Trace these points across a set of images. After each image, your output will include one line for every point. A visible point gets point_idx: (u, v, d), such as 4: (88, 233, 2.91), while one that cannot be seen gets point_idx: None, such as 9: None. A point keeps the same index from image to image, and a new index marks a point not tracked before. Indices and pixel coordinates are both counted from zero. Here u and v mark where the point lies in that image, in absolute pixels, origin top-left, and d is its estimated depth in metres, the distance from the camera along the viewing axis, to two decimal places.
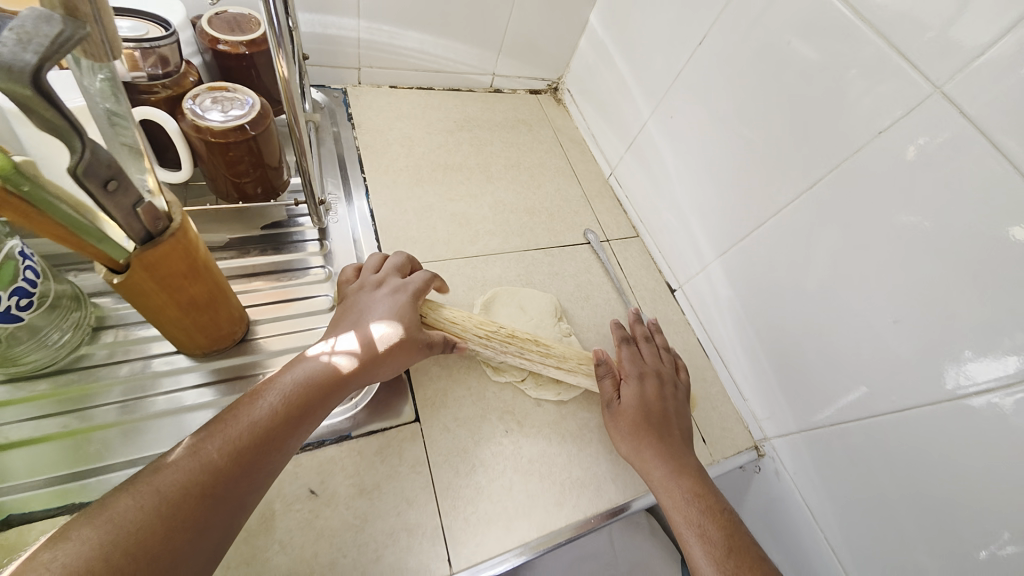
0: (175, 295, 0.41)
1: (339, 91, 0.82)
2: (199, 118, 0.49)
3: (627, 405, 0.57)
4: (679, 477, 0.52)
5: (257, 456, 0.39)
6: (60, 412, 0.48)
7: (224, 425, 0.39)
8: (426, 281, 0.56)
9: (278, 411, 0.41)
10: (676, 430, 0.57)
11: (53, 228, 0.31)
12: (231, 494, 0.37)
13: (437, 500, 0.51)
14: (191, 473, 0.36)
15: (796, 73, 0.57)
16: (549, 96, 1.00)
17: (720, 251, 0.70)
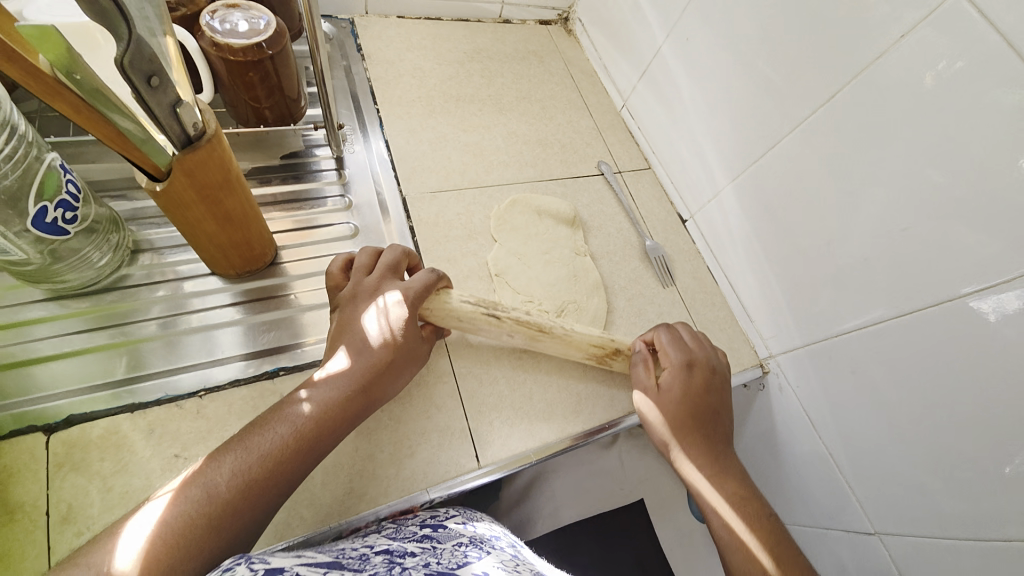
0: (212, 208, 0.43)
1: (346, 21, 0.80)
2: (217, 34, 0.49)
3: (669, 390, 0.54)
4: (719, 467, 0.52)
5: (296, 463, 0.41)
6: (101, 326, 0.51)
7: (258, 437, 0.40)
8: (431, 284, 0.51)
9: (304, 425, 0.42)
10: (721, 425, 0.55)
11: (103, 127, 0.33)
12: (277, 498, 0.39)
13: (463, 404, 0.55)
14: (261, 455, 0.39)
15: None
16: (559, 26, 0.97)
17: (731, 178, 0.70)
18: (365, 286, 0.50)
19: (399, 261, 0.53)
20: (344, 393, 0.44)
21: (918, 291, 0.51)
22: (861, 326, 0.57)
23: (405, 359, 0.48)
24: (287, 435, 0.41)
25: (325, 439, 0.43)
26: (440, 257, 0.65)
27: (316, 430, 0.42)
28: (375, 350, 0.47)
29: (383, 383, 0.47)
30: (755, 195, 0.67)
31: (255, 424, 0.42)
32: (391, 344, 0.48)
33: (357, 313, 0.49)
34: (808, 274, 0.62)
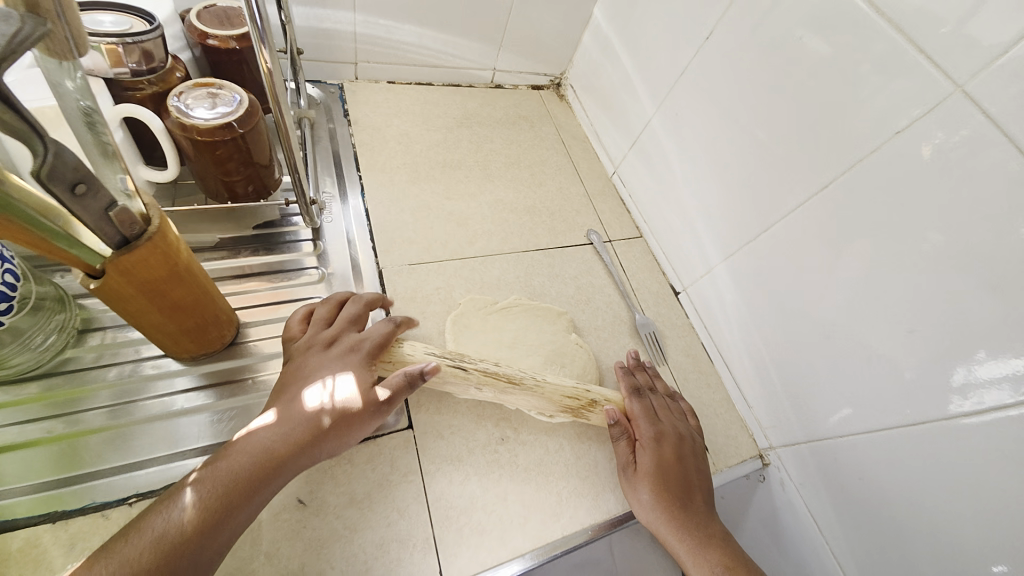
0: (156, 301, 0.40)
1: (336, 87, 0.80)
2: (185, 115, 0.47)
3: (644, 467, 0.53)
4: (709, 550, 0.48)
5: (223, 519, 0.37)
6: (45, 415, 0.47)
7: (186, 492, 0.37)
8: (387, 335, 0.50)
9: (238, 474, 0.38)
10: (699, 500, 0.52)
11: (21, 235, 0.30)
12: (197, 563, 0.35)
13: (428, 509, 0.49)
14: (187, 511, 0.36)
15: (807, 70, 0.53)
16: (552, 92, 0.97)
17: (724, 254, 0.67)
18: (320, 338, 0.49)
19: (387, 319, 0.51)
20: (289, 434, 0.41)
21: (927, 399, 0.46)
22: (867, 430, 0.52)
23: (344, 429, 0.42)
24: (221, 482, 0.38)
25: (260, 490, 0.39)
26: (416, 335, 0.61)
27: (250, 479, 0.38)
28: (308, 420, 0.42)
29: (337, 428, 0.42)
30: (750, 271, 0.64)
31: (185, 481, 0.38)
32: (331, 407, 0.43)
33: (303, 368, 0.46)
34: (807, 363, 0.58)
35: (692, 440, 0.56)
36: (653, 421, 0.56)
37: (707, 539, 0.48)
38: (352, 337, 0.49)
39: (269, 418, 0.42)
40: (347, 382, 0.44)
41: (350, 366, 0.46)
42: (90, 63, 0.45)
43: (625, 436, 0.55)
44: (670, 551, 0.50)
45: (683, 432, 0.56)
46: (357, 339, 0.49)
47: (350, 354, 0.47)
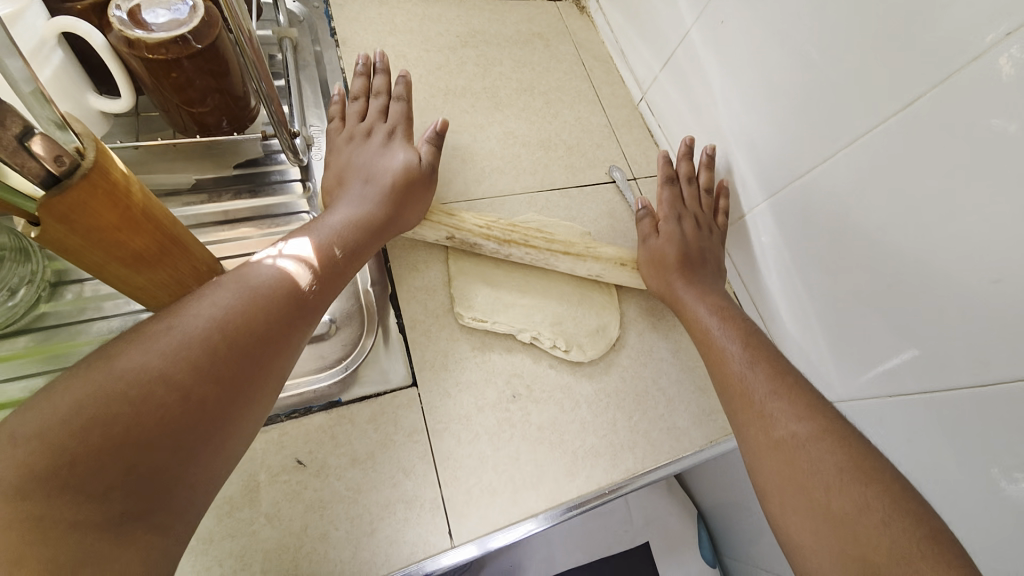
0: (112, 249, 0.35)
1: (319, 1, 0.69)
2: (126, 29, 0.40)
3: (667, 240, 0.58)
4: (717, 313, 0.52)
5: (232, 351, 0.33)
6: (44, 369, 0.44)
7: (184, 317, 0.33)
8: (407, 113, 0.58)
9: (246, 298, 0.35)
10: (710, 268, 0.58)
11: None
12: (224, 381, 0.32)
13: (435, 469, 0.47)
14: (187, 341, 0.32)
15: None
16: (570, 3, 0.84)
17: (768, 192, 0.59)
18: (362, 128, 0.56)
19: (403, 100, 0.58)
20: (304, 262, 0.40)
21: (1003, 360, 0.40)
22: (924, 391, 0.46)
23: (408, 196, 0.51)
24: (230, 309, 0.34)
25: (277, 313, 0.36)
26: (418, 286, 0.56)
27: (266, 305, 0.36)
28: (365, 197, 0.49)
29: (346, 254, 0.43)
30: (796, 212, 0.56)
31: (176, 304, 0.34)
32: (393, 176, 0.51)
33: (355, 144, 0.55)
34: (856, 316, 0.51)
35: (709, 227, 0.61)
36: (677, 205, 0.61)
37: (723, 310, 0.52)
38: (386, 126, 0.56)
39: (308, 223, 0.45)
40: (301, 243, 0.41)
41: (393, 142, 0.55)
42: None
43: (648, 215, 0.61)
44: (673, 305, 0.56)
45: (701, 217, 0.61)
46: (394, 106, 0.57)
47: (389, 141, 0.55)
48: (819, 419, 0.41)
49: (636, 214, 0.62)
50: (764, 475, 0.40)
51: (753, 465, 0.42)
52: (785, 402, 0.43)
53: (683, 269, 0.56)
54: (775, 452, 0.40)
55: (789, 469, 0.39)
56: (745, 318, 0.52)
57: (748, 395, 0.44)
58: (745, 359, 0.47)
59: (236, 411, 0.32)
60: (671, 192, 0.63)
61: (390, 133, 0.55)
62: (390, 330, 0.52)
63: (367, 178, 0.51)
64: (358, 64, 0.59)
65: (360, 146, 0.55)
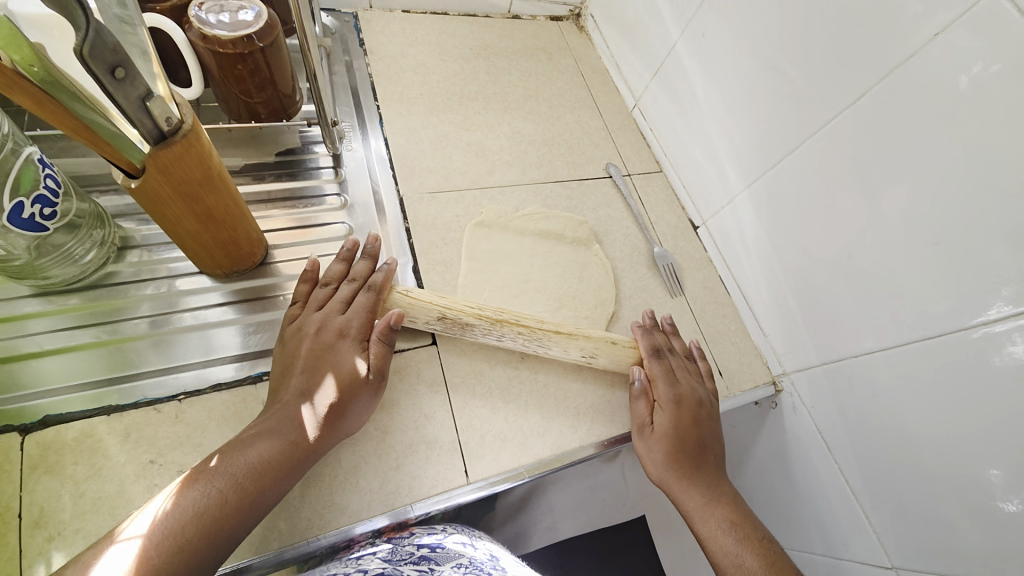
0: (191, 205, 0.41)
1: (350, 16, 0.78)
2: (205, 27, 0.48)
3: (664, 429, 0.53)
4: (717, 508, 0.50)
5: (250, 509, 0.39)
6: (93, 323, 0.50)
7: (221, 466, 0.39)
8: (373, 304, 0.51)
9: (255, 470, 0.40)
10: (709, 461, 0.53)
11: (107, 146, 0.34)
12: (232, 536, 0.38)
13: (453, 417, 0.52)
14: (218, 492, 0.38)
15: None
16: (570, 23, 0.93)
17: (746, 181, 0.66)
18: (315, 322, 0.49)
19: (373, 290, 0.51)
20: (297, 438, 0.42)
21: (948, 311, 0.46)
22: (884, 346, 0.52)
23: (355, 403, 0.45)
24: (244, 472, 0.39)
25: (280, 483, 0.41)
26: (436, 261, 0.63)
27: (274, 468, 0.40)
28: (312, 415, 0.44)
29: (334, 426, 0.44)
30: (771, 198, 0.63)
31: (214, 456, 0.40)
32: (337, 414, 0.44)
33: (307, 348, 0.47)
34: (825, 287, 0.58)
35: (708, 407, 0.55)
36: (671, 384, 0.55)
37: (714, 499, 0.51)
38: (340, 323, 0.49)
39: (273, 409, 0.44)
40: (323, 387, 0.45)
41: (343, 350, 0.48)
42: None
43: (640, 399, 0.55)
44: (667, 488, 0.53)
45: (699, 399, 0.55)
46: (355, 298, 0.51)
47: (344, 341, 0.48)
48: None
49: (630, 389, 0.56)
50: None
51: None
52: None
53: (687, 470, 0.52)
54: None
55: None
56: (757, 528, 0.50)
57: (740, 563, 0.48)
58: (727, 547, 0.48)
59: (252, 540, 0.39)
60: (665, 372, 0.56)
61: (342, 333, 0.48)
62: None
63: (310, 391, 0.45)
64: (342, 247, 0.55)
65: (314, 333, 0.48)
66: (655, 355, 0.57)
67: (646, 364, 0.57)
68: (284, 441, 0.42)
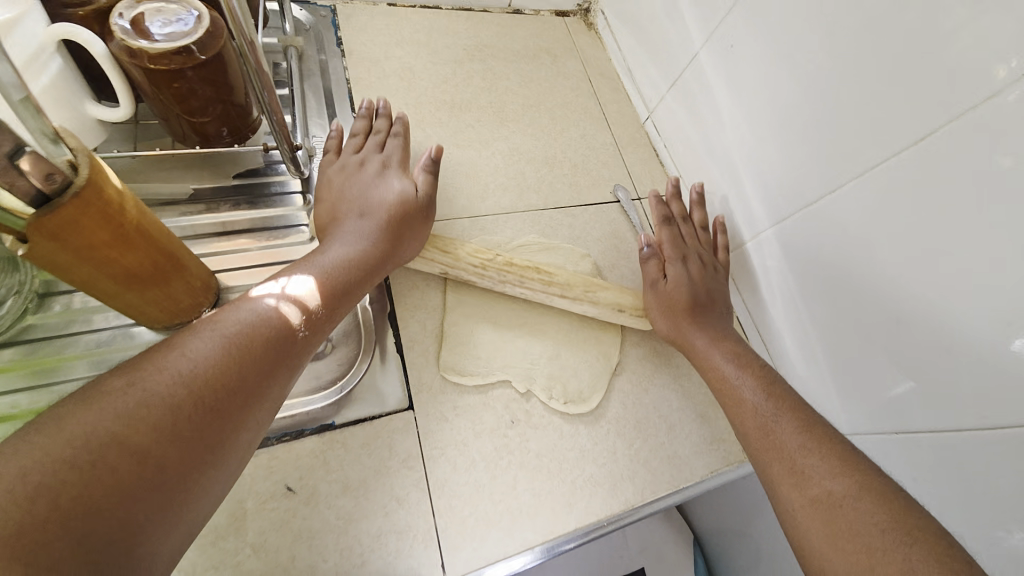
0: (103, 267, 0.34)
1: (326, 9, 0.69)
2: (130, 37, 0.39)
3: (677, 285, 0.56)
4: (779, 416, 0.44)
5: (209, 401, 0.30)
6: (15, 389, 0.42)
7: (138, 379, 0.29)
8: (404, 150, 0.58)
9: (212, 365, 0.31)
10: (717, 310, 0.56)
11: None
12: (209, 413, 0.30)
13: (430, 498, 0.45)
14: (150, 396, 0.28)
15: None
16: (578, 19, 0.83)
17: (774, 219, 0.58)
18: (353, 160, 0.55)
19: (399, 136, 0.57)
20: (291, 297, 0.38)
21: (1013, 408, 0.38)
22: (931, 431, 0.45)
23: (406, 231, 0.50)
24: (217, 348, 0.32)
25: (263, 355, 0.34)
26: (418, 305, 0.55)
27: (257, 344, 0.34)
28: (363, 230, 0.48)
29: (337, 289, 0.42)
30: (802, 241, 0.55)
31: (160, 347, 0.32)
32: (390, 220, 0.49)
33: (347, 183, 0.52)
34: (861, 350, 0.50)
35: (717, 269, 0.60)
36: (681, 246, 0.59)
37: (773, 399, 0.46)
38: (380, 159, 0.55)
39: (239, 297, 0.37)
40: (303, 281, 0.40)
41: (386, 175, 0.54)
42: None
43: (653, 257, 0.58)
44: (689, 355, 0.54)
45: (711, 261, 0.60)
46: (382, 156, 0.55)
47: (385, 172, 0.54)
48: (853, 474, 0.38)
49: (642, 253, 0.58)
50: (806, 540, 0.36)
51: (797, 537, 0.37)
52: (847, 533, 0.34)
53: (697, 326, 0.54)
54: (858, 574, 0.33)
55: (831, 517, 0.36)
56: (764, 367, 0.50)
57: (807, 484, 0.39)
58: (824, 467, 0.39)
59: (224, 461, 0.30)
60: (676, 236, 0.61)
61: (385, 171, 0.54)
62: (389, 349, 0.51)
63: (363, 213, 0.50)
64: (359, 108, 0.60)
65: (357, 176, 0.53)
66: (670, 221, 0.62)
67: (659, 232, 0.62)
68: (252, 326, 0.35)
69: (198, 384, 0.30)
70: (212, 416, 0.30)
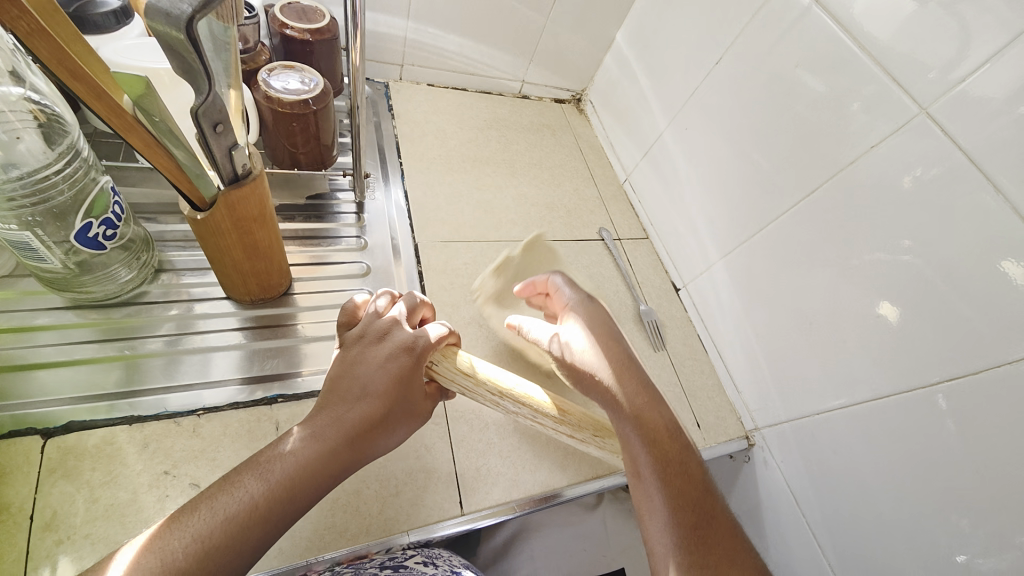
0: (243, 237, 0.47)
1: (382, 84, 0.90)
2: (271, 90, 0.56)
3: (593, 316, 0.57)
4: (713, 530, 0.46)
5: (262, 536, 0.35)
6: (108, 338, 0.52)
7: (228, 495, 0.36)
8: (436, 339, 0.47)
9: (274, 493, 0.37)
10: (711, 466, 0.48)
11: (178, 173, 0.39)
12: (234, 574, 0.34)
13: (452, 447, 0.56)
14: (224, 523, 0.34)
15: (804, 102, 0.63)
16: (572, 106, 1.07)
17: (723, 253, 0.76)
18: (373, 329, 0.47)
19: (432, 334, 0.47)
20: (314, 455, 0.39)
21: (890, 376, 0.54)
22: (842, 405, 0.59)
23: (409, 408, 0.45)
24: (255, 502, 0.36)
25: (289, 515, 0.37)
26: (444, 302, 0.68)
27: (287, 500, 0.37)
28: (366, 407, 0.42)
29: (356, 446, 0.41)
30: (744, 268, 0.72)
31: (233, 472, 0.37)
32: (388, 398, 0.43)
33: (359, 357, 0.45)
34: (793, 348, 0.65)
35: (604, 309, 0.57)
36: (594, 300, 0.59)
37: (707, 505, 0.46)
38: (404, 339, 0.46)
39: (303, 425, 0.41)
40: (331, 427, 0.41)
41: (400, 363, 0.45)
42: None
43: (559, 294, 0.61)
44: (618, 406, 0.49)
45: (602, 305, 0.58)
46: (409, 338, 0.46)
47: (399, 356, 0.45)
48: None
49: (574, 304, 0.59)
50: None
51: None
52: None
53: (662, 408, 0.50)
54: None
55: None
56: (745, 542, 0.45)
57: None
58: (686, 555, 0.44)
59: None
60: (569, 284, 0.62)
61: (403, 347, 0.46)
62: None
63: (364, 390, 0.43)
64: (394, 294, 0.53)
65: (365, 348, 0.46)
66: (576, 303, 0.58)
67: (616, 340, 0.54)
68: (299, 467, 0.38)
69: (260, 507, 0.36)
70: (262, 542, 0.35)
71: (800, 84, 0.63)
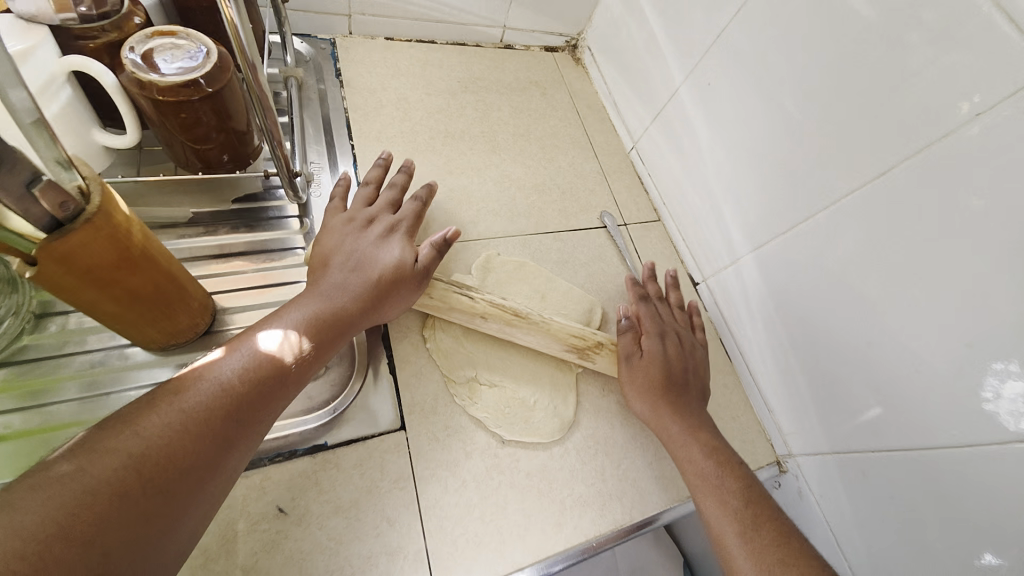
0: (106, 290, 0.34)
1: (327, 42, 0.72)
2: (141, 73, 0.41)
3: (650, 357, 0.54)
4: (700, 443, 0.49)
5: (228, 424, 0.33)
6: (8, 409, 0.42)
7: (173, 395, 0.32)
8: (419, 211, 0.55)
9: (235, 385, 0.34)
10: (694, 393, 0.54)
11: None
12: (198, 463, 0.31)
13: (422, 517, 0.46)
14: (178, 418, 0.31)
15: (870, 44, 0.45)
16: (566, 55, 0.88)
17: (753, 244, 0.61)
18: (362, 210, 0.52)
19: (418, 200, 0.55)
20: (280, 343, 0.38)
21: (979, 423, 0.41)
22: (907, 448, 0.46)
23: (393, 290, 0.46)
24: (213, 394, 0.33)
25: (258, 404, 0.35)
26: (411, 325, 0.56)
27: (255, 388, 0.35)
28: (346, 285, 0.45)
29: (261, 385, 0.35)
30: (780, 264, 0.57)
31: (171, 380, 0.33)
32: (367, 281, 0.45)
33: (348, 223, 0.50)
34: (841, 369, 0.52)
35: (695, 345, 0.58)
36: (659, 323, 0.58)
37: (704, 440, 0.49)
38: (389, 220, 0.52)
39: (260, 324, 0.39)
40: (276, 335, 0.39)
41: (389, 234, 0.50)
42: (32, 7, 0.40)
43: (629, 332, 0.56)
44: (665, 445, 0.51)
45: (687, 338, 0.58)
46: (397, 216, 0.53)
47: (389, 235, 0.50)
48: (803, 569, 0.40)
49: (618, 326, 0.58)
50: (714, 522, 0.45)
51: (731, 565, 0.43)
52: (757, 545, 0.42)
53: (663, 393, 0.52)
54: (749, 555, 0.42)
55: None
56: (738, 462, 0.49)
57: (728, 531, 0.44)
58: (712, 492, 0.46)
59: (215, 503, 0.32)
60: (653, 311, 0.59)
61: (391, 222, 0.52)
62: (381, 369, 0.52)
63: (353, 268, 0.46)
64: (380, 158, 0.58)
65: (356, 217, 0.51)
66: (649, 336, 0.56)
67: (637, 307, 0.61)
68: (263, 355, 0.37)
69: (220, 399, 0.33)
70: (228, 434, 0.33)
71: (866, 18, 0.45)
